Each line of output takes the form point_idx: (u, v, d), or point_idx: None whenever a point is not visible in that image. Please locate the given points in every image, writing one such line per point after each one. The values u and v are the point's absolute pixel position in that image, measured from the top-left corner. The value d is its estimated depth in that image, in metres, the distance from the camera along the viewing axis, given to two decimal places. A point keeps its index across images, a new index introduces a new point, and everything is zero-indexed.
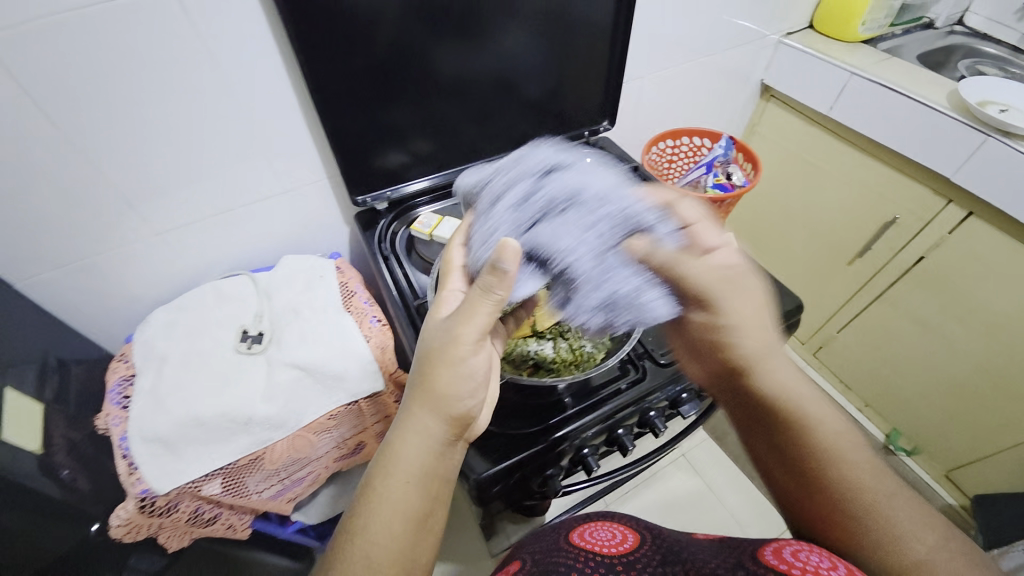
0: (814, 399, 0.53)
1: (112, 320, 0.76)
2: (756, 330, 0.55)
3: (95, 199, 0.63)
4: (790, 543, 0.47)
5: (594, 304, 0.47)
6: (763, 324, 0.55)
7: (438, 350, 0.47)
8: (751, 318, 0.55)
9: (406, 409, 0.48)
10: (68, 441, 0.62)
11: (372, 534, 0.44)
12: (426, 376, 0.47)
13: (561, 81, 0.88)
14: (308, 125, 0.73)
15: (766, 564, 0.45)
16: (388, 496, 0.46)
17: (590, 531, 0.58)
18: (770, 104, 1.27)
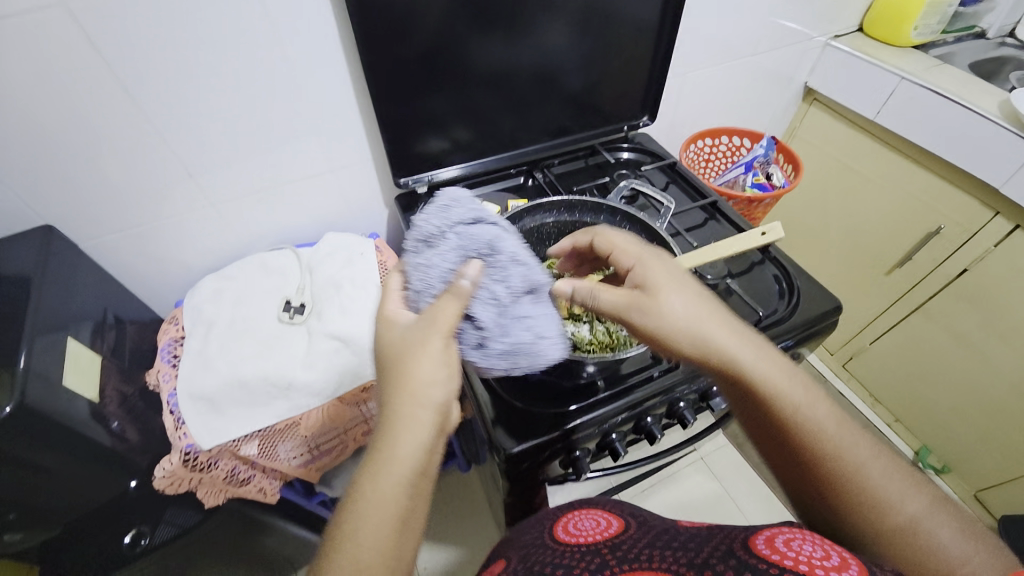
0: (762, 358, 0.49)
1: (164, 285, 0.80)
2: (678, 294, 0.51)
3: (159, 168, 0.67)
4: (782, 530, 0.40)
5: (499, 351, 0.48)
6: (678, 280, 0.52)
7: (411, 342, 0.45)
8: (666, 282, 0.51)
9: (385, 402, 0.44)
10: (121, 394, 0.66)
11: (358, 541, 0.39)
12: (401, 365, 0.44)
13: (602, 74, 0.88)
14: (356, 109, 0.75)
15: (755, 553, 0.38)
16: (374, 497, 0.41)
17: (574, 525, 0.58)
18: (812, 108, 1.24)
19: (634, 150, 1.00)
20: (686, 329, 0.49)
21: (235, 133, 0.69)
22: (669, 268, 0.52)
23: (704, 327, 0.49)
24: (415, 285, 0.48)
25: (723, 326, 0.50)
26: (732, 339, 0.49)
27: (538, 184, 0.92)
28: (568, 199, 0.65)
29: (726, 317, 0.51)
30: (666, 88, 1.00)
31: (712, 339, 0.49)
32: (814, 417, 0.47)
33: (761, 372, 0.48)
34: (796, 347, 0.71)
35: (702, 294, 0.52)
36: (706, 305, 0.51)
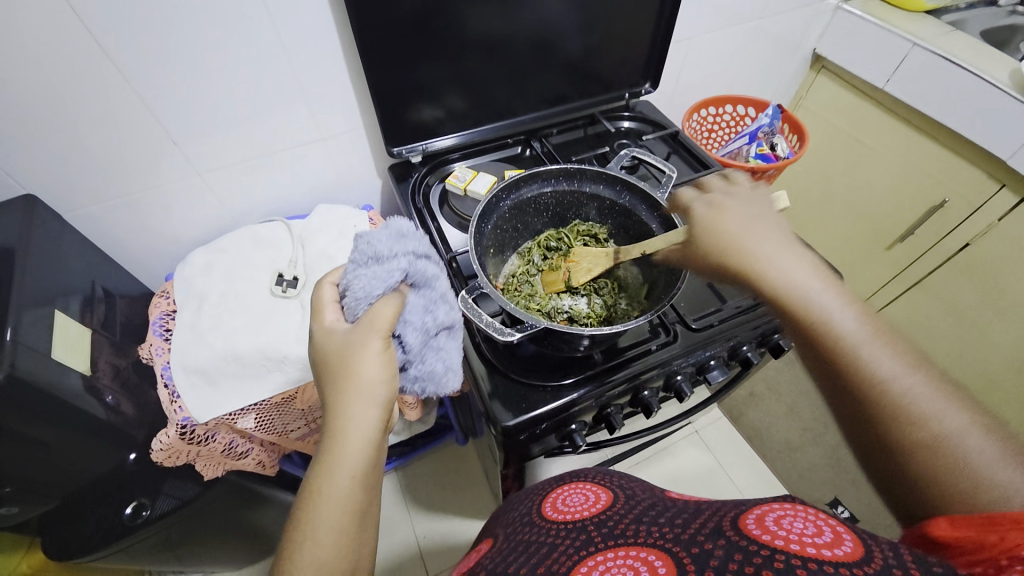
0: (813, 270, 0.44)
1: (155, 258, 0.78)
2: (740, 219, 0.49)
3: (143, 136, 0.64)
4: (772, 508, 0.39)
5: (412, 374, 0.47)
6: (753, 211, 0.50)
7: (350, 347, 0.43)
8: (731, 211, 0.50)
9: (329, 404, 0.43)
10: (114, 366, 0.65)
11: (313, 538, 0.41)
12: (346, 367, 0.43)
13: (603, 39, 0.84)
14: (346, 75, 0.72)
15: (745, 532, 0.37)
16: (324, 497, 0.41)
17: (565, 501, 0.58)
18: (820, 76, 1.20)
19: (635, 119, 0.97)
20: (731, 244, 0.48)
21: (219, 100, 0.66)
22: (750, 203, 0.51)
23: (755, 242, 0.47)
24: (349, 296, 0.43)
25: (778, 244, 0.46)
26: (782, 253, 0.46)
27: (536, 154, 0.89)
28: (567, 168, 0.61)
29: (787, 239, 0.47)
30: (669, 54, 0.96)
31: (756, 251, 0.46)
32: (859, 327, 0.40)
33: (803, 281, 0.43)
34: None
35: (773, 223, 0.49)
36: (773, 231, 0.48)
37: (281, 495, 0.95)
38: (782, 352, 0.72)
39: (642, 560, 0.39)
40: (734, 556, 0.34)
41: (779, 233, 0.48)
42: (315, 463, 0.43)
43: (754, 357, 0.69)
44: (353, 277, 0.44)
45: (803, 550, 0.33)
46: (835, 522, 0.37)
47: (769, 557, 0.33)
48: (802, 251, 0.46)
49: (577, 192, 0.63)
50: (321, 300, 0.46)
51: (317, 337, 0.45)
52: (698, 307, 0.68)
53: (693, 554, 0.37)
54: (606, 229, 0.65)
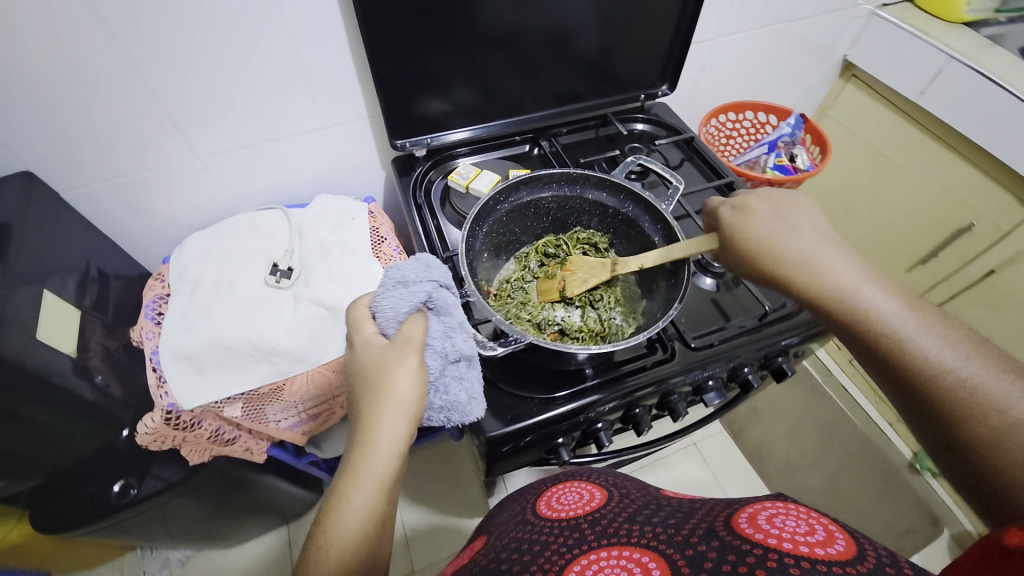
0: (848, 261, 0.46)
1: (154, 240, 0.78)
2: (778, 217, 0.52)
3: (144, 120, 0.63)
4: (764, 505, 0.39)
5: (437, 404, 0.47)
6: (794, 209, 0.52)
7: (383, 358, 0.43)
8: (767, 211, 0.53)
9: (360, 410, 0.43)
10: (104, 348, 0.64)
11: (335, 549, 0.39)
12: (380, 377, 0.43)
13: (621, 36, 0.81)
14: (350, 65, 0.70)
15: (737, 532, 0.36)
16: (348, 507, 0.40)
17: (562, 497, 0.54)
18: (849, 85, 1.14)
19: (649, 122, 0.94)
20: (767, 239, 0.51)
21: (218, 85, 0.64)
22: (790, 202, 0.53)
23: (790, 238, 0.50)
24: (379, 313, 0.45)
25: (815, 241, 0.49)
26: (817, 248, 0.48)
27: (544, 153, 0.86)
28: (569, 172, 0.59)
29: (826, 236, 0.49)
30: (689, 54, 0.92)
31: (791, 247, 0.49)
32: (898, 311, 0.41)
33: (838, 271, 0.46)
34: (800, 345, 0.67)
35: (811, 222, 0.51)
36: (811, 228, 0.50)
37: (272, 481, 0.95)
38: (784, 376, 0.69)
39: (636, 561, 0.38)
40: (729, 556, 0.34)
41: (816, 231, 0.50)
42: (341, 471, 0.42)
43: (753, 380, 0.66)
44: (384, 299, 0.45)
45: (798, 549, 0.33)
46: (823, 518, 0.37)
47: (762, 556, 0.33)
48: (838, 247, 0.48)
49: (579, 197, 0.60)
50: (357, 317, 0.47)
51: (354, 350, 0.46)
52: (699, 324, 0.65)
53: (685, 551, 0.37)
54: (607, 238, 0.63)
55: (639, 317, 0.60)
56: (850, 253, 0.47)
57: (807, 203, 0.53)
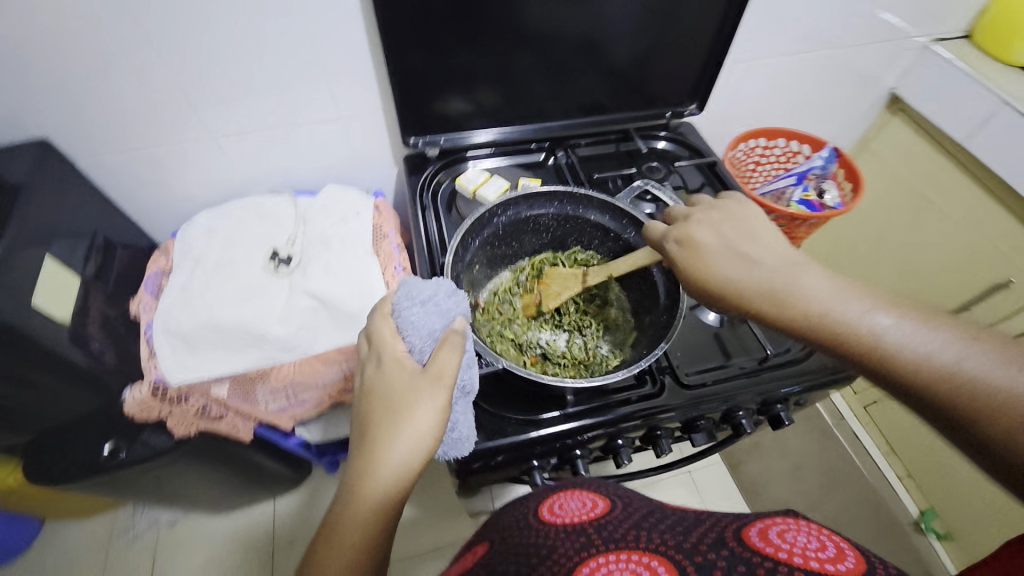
0: (813, 275, 0.42)
1: (165, 213, 0.79)
2: (728, 242, 0.47)
3: (162, 95, 0.64)
4: (774, 520, 0.37)
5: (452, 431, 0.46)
6: (741, 228, 0.48)
7: (410, 390, 0.42)
8: (716, 238, 0.48)
9: (374, 442, 0.41)
10: (103, 316, 0.66)
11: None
12: (404, 409, 0.42)
13: (652, 49, 0.78)
14: (369, 57, 0.69)
15: (748, 544, 0.34)
16: (344, 539, 0.39)
17: (559, 504, 0.47)
18: (894, 119, 1.08)
19: (672, 140, 0.90)
20: (727, 272, 0.46)
21: (233, 66, 0.64)
22: (733, 220, 0.49)
23: (750, 266, 0.45)
24: (411, 333, 0.44)
25: (777, 261, 0.44)
26: (780, 270, 0.43)
27: (558, 164, 0.84)
28: (573, 192, 0.59)
29: (782, 250, 0.45)
30: (722, 74, 0.88)
31: (756, 276, 0.44)
32: (892, 324, 0.36)
33: (813, 292, 0.41)
34: (802, 394, 0.63)
35: (762, 238, 0.46)
36: (765, 246, 0.46)
37: (259, 461, 0.97)
38: (781, 425, 0.65)
39: (647, 567, 0.34)
40: (736, 567, 0.32)
41: (771, 248, 0.45)
42: (344, 502, 0.40)
43: (748, 425, 0.62)
44: (423, 319, 0.45)
45: (807, 564, 0.31)
46: (836, 536, 0.35)
47: (773, 571, 0.31)
48: (797, 260, 0.44)
49: (580, 219, 0.61)
50: (380, 334, 0.45)
51: (369, 372, 0.45)
52: (697, 360, 0.63)
53: (691, 557, 0.34)
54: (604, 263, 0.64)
55: (627, 348, 0.59)
56: (809, 264, 0.43)
57: (749, 216, 0.49)
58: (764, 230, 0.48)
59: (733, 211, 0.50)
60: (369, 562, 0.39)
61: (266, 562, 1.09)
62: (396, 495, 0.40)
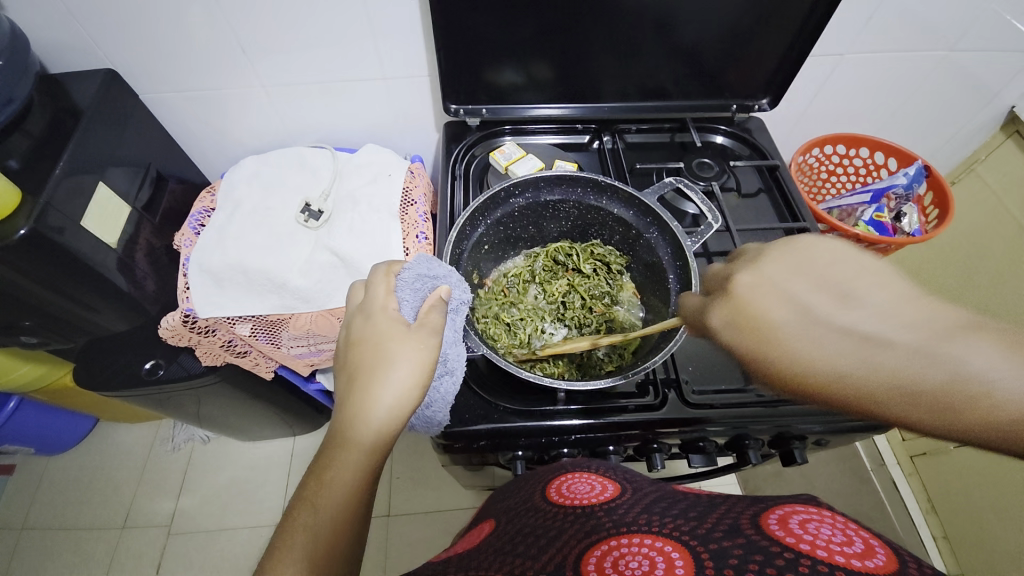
0: (960, 339, 0.28)
1: (218, 155, 0.84)
2: (803, 308, 0.31)
3: (217, 42, 0.66)
4: (799, 510, 0.35)
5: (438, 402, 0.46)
6: (815, 277, 0.32)
7: (399, 342, 0.40)
8: (794, 309, 0.32)
9: (361, 389, 0.39)
10: (149, 245, 0.71)
11: (307, 522, 0.35)
12: (391, 360, 0.40)
13: (726, 34, 0.70)
14: (416, 20, 0.67)
15: (765, 532, 0.33)
16: (333, 481, 0.37)
17: (567, 486, 0.46)
18: (1009, 142, 0.92)
19: (732, 136, 0.82)
20: (838, 364, 0.30)
21: (278, 24, 0.65)
22: (802, 267, 0.32)
23: (871, 353, 0.29)
24: (401, 287, 0.43)
25: (897, 331, 0.29)
26: (920, 342, 0.29)
27: (603, 149, 0.79)
28: (597, 180, 0.55)
29: (905, 306, 0.30)
30: (804, 69, 0.79)
31: (883, 365, 0.29)
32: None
33: (975, 368, 0.27)
34: (823, 436, 0.57)
35: (868, 294, 0.30)
36: (876, 308, 0.30)
37: (282, 398, 1.03)
38: (793, 463, 0.59)
39: (658, 551, 0.33)
40: (754, 555, 0.31)
41: (887, 313, 0.29)
42: (329, 449, 0.38)
43: (753, 457, 0.58)
44: (417, 282, 0.44)
45: (831, 556, 0.29)
46: (863, 531, 0.33)
47: (792, 559, 0.29)
48: (930, 322, 0.29)
49: (603, 210, 0.57)
50: (370, 287, 0.44)
51: (355, 323, 0.43)
52: (708, 379, 0.58)
53: (705, 540, 0.33)
54: (623, 260, 0.61)
55: (626, 355, 0.56)
56: (945, 318, 0.29)
57: (826, 257, 0.32)
58: (861, 274, 0.31)
59: (804, 252, 0.33)
60: (361, 504, 0.37)
61: (280, 489, 1.18)
62: (382, 437, 0.38)
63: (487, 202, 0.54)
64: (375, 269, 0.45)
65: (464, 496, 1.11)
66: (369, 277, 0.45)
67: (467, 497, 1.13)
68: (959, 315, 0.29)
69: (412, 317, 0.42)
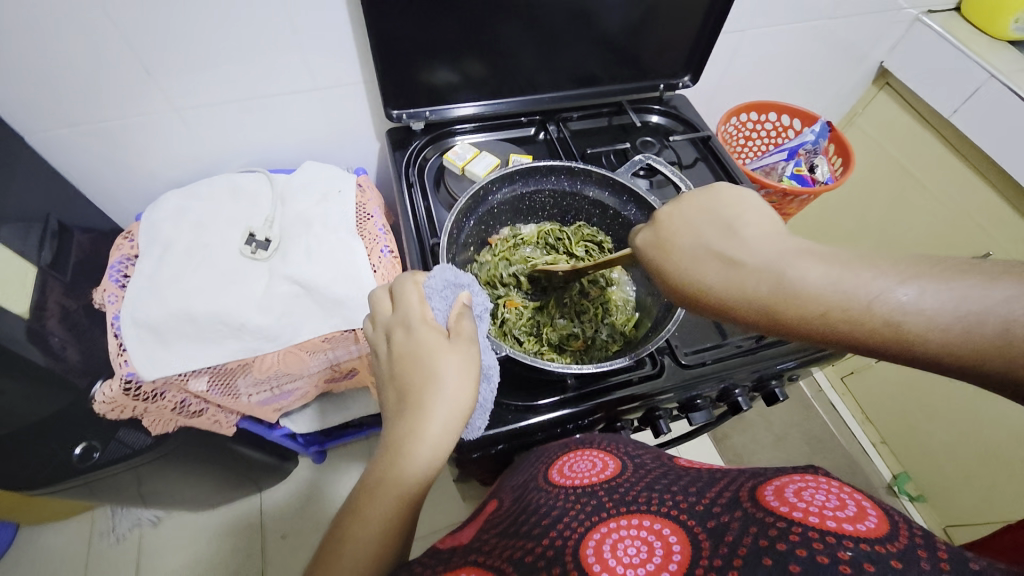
0: (812, 262, 0.31)
1: (128, 196, 0.73)
2: (701, 240, 0.35)
3: (113, 64, 0.57)
4: (795, 480, 0.33)
5: (481, 409, 0.45)
6: (710, 214, 0.35)
7: (443, 357, 0.39)
8: (690, 235, 0.35)
9: (403, 412, 0.38)
10: (62, 309, 0.61)
11: (360, 534, 0.35)
12: (435, 379, 0.39)
13: (647, 17, 0.74)
14: (344, 25, 0.64)
15: (762, 504, 0.31)
16: (372, 514, 0.36)
17: (567, 465, 0.45)
18: (881, 93, 1.07)
19: (666, 114, 0.87)
20: (703, 278, 0.34)
21: (198, 40, 0.59)
22: (704, 206, 0.36)
23: (733, 271, 0.33)
24: (432, 295, 0.42)
25: (776, 253, 0.32)
26: (777, 261, 0.32)
27: (550, 139, 0.81)
28: (570, 166, 0.61)
29: (775, 238, 0.33)
30: (717, 45, 0.85)
31: (742, 277, 0.32)
32: (909, 299, 0.27)
33: (810, 282, 0.30)
34: (796, 370, 0.63)
35: (748, 225, 0.34)
36: (750, 237, 0.33)
37: (243, 455, 0.92)
38: (776, 401, 0.65)
39: (657, 536, 0.32)
40: (748, 528, 0.30)
41: (757, 242, 0.33)
42: (370, 476, 0.37)
43: (744, 403, 0.62)
44: (442, 291, 0.42)
45: (822, 523, 0.28)
46: (858, 493, 0.31)
47: (785, 531, 0.28)
48: (794, 249, 0.32)
49: (579, 194, 0.63)
50: (400, 298, 0.42)
51: (392, 335, 0.41)
52: (694, 338, 0.61)
53: (704, 519, 0.32)
54: (610, 238, 0.65)
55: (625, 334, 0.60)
56: (805, 248, 0.31)
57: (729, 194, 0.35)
58: (751, 212, 0.34)
59: (710, 187, 0.36)
60: (408, 522, 0.37)
61: (255, 552, 1.08)
62: (437, 451, 0.38)
63: (475, 205, 0.59)
64: (401, 276, 0.43)
65: (462, 509, 1.09)
66: (397, 284, 0.43)
67: (462, 508, 1.11)
68: (823, 250, 0.31)
69: (448, 327, 0.42)
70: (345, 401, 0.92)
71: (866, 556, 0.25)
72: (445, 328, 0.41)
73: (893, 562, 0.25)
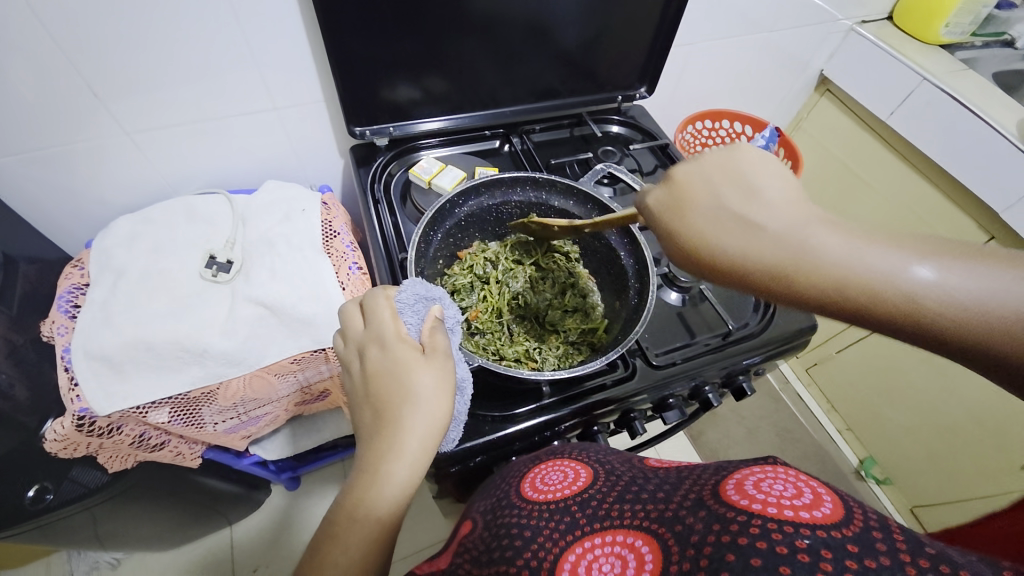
0: (836, 231, 0.26)
1: (79, 224, 0.71)
2: (719, 202, 0.28)
3: (58, 88, 0.56)
4: (754, 471, 0.34)
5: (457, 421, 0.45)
6: (737, 180, 0.29)
7: (417, 372, 0.39)
8: (708, 196, 0.29)
9: (378, 434, 0.38)
10: (8, 344, 0.57)
11: (340, 559, 0.34)
12: (412, 397, 0.38)
13: (602, 31, 0.77)
14: (302, 43, 0.64)
15: (724, 500, 0.32)
16: (348, 541, 0.35)
17: (540, 478, 0.44)
18: (823, 100, 1.15)
19: (625, 124, 0.91)
20: (719, 243, 0.28)
21: (152, 62, 0.58)
22: (729, 165, 0.29)
23: (754, 234, 0.27)
24: (404, 310, 0.42)
25: (805, 219, 0.27)
26: (803, 227, 0.26)
27: (514, 151, 0.82)
28: (535, 176, 0.63)
29: (798, 204, 0.27)
30: (671, 56, 0.89)
31: (762, 250, 0.27)
32: (943, 278, 0.23)
33: (835, 254, 0.25)
34: (762, 364, 0.65)
35: (775, 187, 0.28)
36: (775, 200, 0.27)
37: (212, 486, 0.88)
38: (745, 395, 0.67)
39: (629, 547, 0.34)
40: (712, 526, 0.30)
41: (782, 207, 0.27)
42: (347, 500, 0.36)
43: (714, 399, 0.64)
44: (416, 309, 0.42)
45: (782, 513, 0.29)
46: (814, 481, 0.32)
47: (746, 524, 0.29)
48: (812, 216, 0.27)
49: (544, 204, 0.64)
50: (372, 315, 0.42)
51: (366, 353, 0.41)
52: (663, 339, 0.63)
53: (672, 522, 0.33)
54: (577, 248, 0.67)
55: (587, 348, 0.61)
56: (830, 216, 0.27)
57: (756, 155, 0.29)
58: (777, 179, 0.28)
59: (732, 145, 0.30)
60: (386, 549, 0.36)
61: None
62: (415, 469, 0.37)
63: (440, 210, 0.59)
64: (373, 293, 0.43)
65: (446, 527, 1.07)
66: (371, 300, 0.42)
67: (444, 525, 1.09)
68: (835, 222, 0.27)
69: (421, 342, 0.42)
70: (319, 423, 0.89)
71: (824, 543, 0.26)
72: (420, 341, 0.42)
73: (848, 546, 0.26)
